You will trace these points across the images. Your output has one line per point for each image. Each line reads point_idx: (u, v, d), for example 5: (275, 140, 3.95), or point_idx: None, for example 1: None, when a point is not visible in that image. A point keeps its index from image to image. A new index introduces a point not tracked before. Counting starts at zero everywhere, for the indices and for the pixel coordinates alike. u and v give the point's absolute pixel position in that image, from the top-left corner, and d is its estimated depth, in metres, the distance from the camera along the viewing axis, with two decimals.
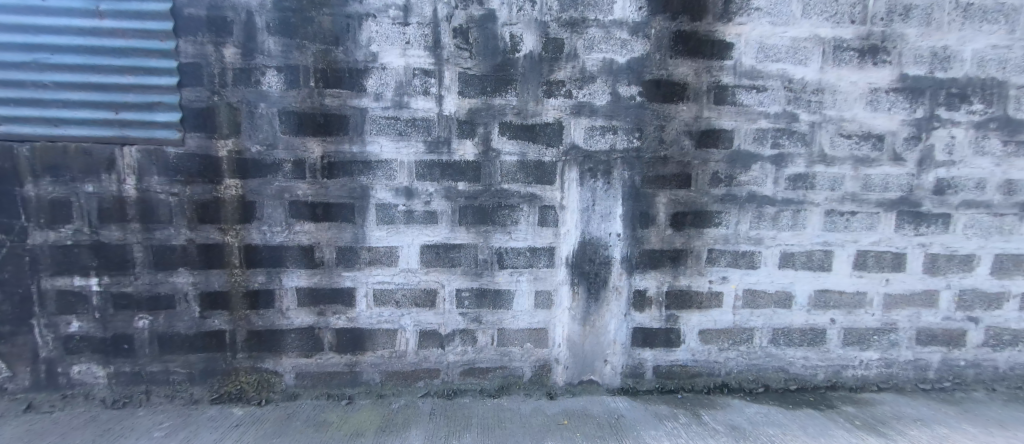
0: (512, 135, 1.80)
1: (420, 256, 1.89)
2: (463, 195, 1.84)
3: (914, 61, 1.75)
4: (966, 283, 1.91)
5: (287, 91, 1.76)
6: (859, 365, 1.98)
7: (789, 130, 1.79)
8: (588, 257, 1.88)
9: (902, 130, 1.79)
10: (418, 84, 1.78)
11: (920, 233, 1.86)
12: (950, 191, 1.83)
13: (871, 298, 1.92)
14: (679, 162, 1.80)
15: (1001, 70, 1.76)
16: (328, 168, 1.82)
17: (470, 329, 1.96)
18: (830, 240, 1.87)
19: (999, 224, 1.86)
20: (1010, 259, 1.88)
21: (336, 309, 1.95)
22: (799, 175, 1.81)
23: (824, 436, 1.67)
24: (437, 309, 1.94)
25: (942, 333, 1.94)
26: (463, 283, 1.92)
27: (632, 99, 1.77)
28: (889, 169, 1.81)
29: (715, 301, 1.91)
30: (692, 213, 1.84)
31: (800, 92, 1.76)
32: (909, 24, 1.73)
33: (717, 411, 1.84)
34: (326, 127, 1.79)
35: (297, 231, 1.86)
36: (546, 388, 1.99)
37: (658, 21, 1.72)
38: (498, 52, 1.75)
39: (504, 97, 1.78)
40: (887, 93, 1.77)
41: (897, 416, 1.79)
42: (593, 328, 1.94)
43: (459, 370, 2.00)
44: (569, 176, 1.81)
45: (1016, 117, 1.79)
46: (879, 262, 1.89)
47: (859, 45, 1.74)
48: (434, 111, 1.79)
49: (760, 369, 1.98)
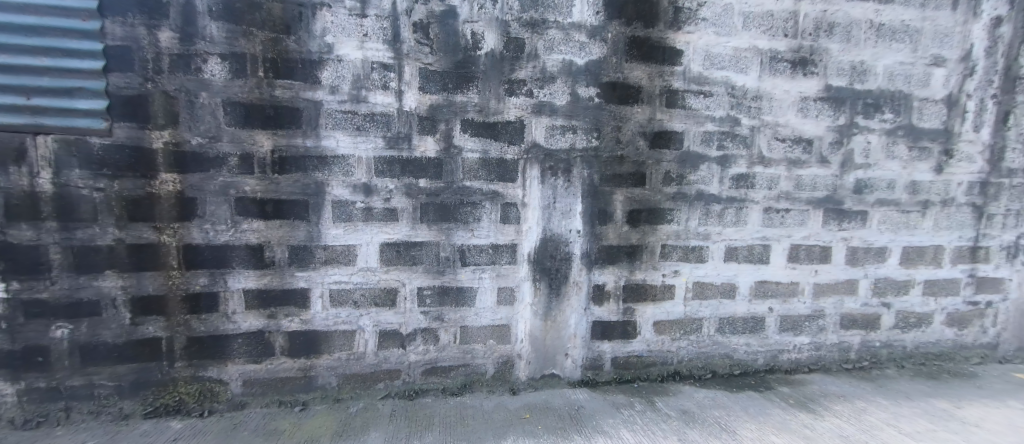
0: (474, 132, 1.80)
1: (379, 255, 1.85)
2: (424, 192, 1.82)
3: (836, 73, 1.95)
4: (880, 272, 2.14)
5: (232, 80, 1.66)
6: (793, 349, 2.16)
7: (732, 133, 1.92)
8: (549, 253, 1.92)
9: (827, 135, 1.98)
10: (377, 78, 1.73)
11: (843, 228, 2.07)
12: (867, 191, 2.05)
13: (803, 287, 2.11)
14: (634, 161, 1.89)
15: (907, 84, 1.99)
16: (279, 162, 1.73)
17: (431, 328, 1.94)
18: (768, 235, 2.04)
19: (906, 219, 2.11)
20: (915, 250, 2.14)
21: (289, 311, 1.85)
22: (741, 175, 1.96)
23: (762, 414, 1.81)
24: (398, 308, 1.90)
25: (861, 318, 2.17)
26: (425, 282, 1.89)
27: (591, 100, 1.83)
28: (817, 170, 2.00)
29: (668, 293, 2.02)
30: (646, 211, 1.93)
31: (741, 98, 1.91)
32: (832, 39, 1.92)
33: (670, 397, 1.94)
34: (276, 119, 1.70)
35: (244, 230, 1.76)
36: (508, 384, 2.01)
37: (614, 25, 1.80)
38: (459, 48, 1.75)
39: (465, 94, 1.78)
40: (815, 101, 1.95)
41: (824, 393, 1.98)
42: (554, 323, 1.99)
43: (421, 370, 1.97)
44: (531, 174, 1.84)
45: (919, 126, 2.03)
46: (809, 254, 2.08)
47: (791, 58, 1.91)
48: (394, 106, 1.75)
49: (708, 356, 2.11)
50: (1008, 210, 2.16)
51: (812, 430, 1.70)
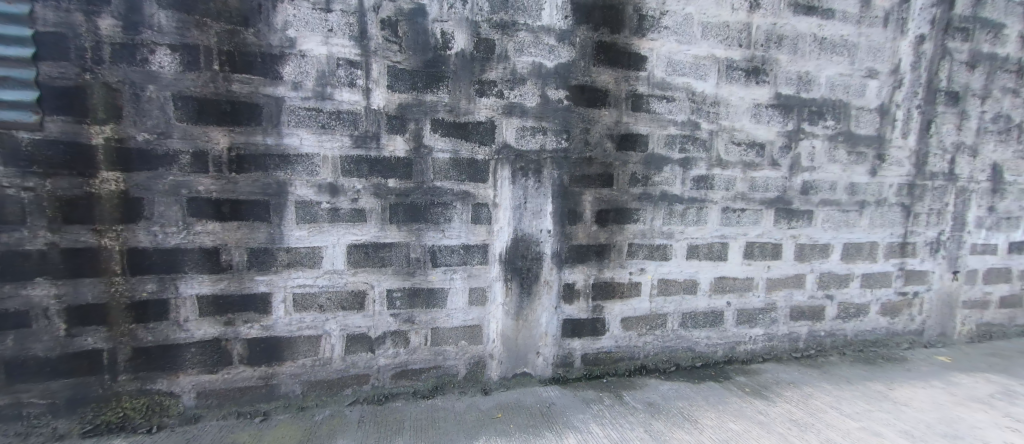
0: (444, 132, 1.79)
1: (346, 256, 1.80)
2: (394, 192, 1.79)
3: (785, 82, 2.09)
4: (824, 267, 2.32)
5: (183, 73, 1.56)
6: (749, 341, 2.30)
7: (693, 137, 2.02)
8: (520, 253, 1.94)
9: (778, 139, 2.12)
10: (343, 75, 1.69)
11: (792, 226, 2.23)
12: (813, 192, 2.22)
13: (757, 282, 2.25)
14: (602, 163, 1.94)
15: (846, 94, 2.17)
16: (237, 161, 1.64)
17: (401, 331, 1.91)
18: (726, 233, 2.15)
19: (846, 218, 2.29)
20: (854, 246, 2.33)
21: (248, 317, 1.77)
22: (701, 177, 2.06)
23: (722, 403, 1.92)
24: (366, 311, 1.86)
25: (808, 310, 2.34)
26: (394, 283, 1.86)
27: (560, 102, 1.87)
28: (768, 172, 2.14)
29: (635, 290, 2.09)
30: (614, 211, 1.99)
31: (701, 103, 2.01)
32: (781, 51, 2.06)
33: (637, 391, 2.01)
34: (233, 116, 1.62)
35: (197, 232, 1.66)
36: (480, 385, 2.01)
37: (582, 30, 1.84)
38: (428, 47, 1.74)
39: (435, 93, 1.77)
40: (766, 108, 2.09)
41: (776, 381, 2.12)
42: (525, 322, 2.01)
43: (390, 373, 1.93)
44: (502, 174, 1.86)
45: (857, 132, 2.22)
46: (763, 251, 2.22)
47: (745, 66, 2.03)
48: (361, 104, 1.71)
49: (672, 350, 2.21)
50: (930, 209, 2.40)
51: (766, 416, 1.82)
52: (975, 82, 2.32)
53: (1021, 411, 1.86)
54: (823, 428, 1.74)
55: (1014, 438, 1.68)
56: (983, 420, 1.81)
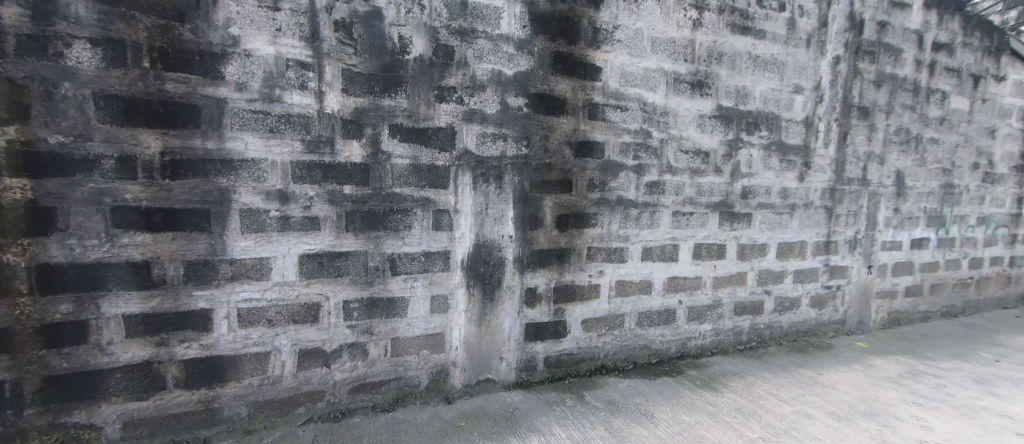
0: (403, 137, 1.76)
1: (299, 267, 1.70)
2: (350, 199, 1.73)
3: (725, 95, 2.26)
4: (763, 265, 2.52)
5: (106, 70, 1.42)
6: (699, 336, 2.44)
7: (645, 145, 2.13)
8: (482, 259, 1.94)
9: (720, 148, 2.29)
10: (293, 77, 1.61)
11: (734, 228, 2.40)
12: (751, 196, 2.41)
13: (705, 281, 2.40)
14: (561, 169, 1.99)
15: (777, 107, 2.39)
16: (171, 166, 1.51)
17: (359, 343, 1.84)
18: (677, 235, 2.28)
19: (780, 220, 2.51)
20: (787, 245, 2.56)
21: (185, 336, 1.62)
22: (653, 182, 2.18)
23: (676, 397, 2.02)
24: (321, 323, 1.77)
25: (749, 305, 2.53)
26: (352, 294, 1.79)
27: (520, 109, 1.90)
28: (713, 178, 2.30)
29: (594, 292, 2.16)
30: (573, 216, 2.04)
31: (652, 113, 2.12)
32: (721, 66, 2.23)
33: (597, 390, 2.06)
34: (167, 117, 1.49)
35: (124, 244, 1.50)
36: (443, 394, 1.98)
37: (540, 40, 1.89)
38: (385, 51, 1.71)
39: (393, 98, 1.74)
40: (710, 118, 2.25)
41: (724, 373, 2.27)
42: (488, 328, 2.00)
43: (348, 388, 1.85)
44: (463, 180, 1.86)
45: (787, 142, 2.44)
46: (710, 252, 2.37)
47: (690, 79, 2.18)
48: (313, 108, 1.65)
49: (630, 348, 2.29)
50: (848, 210, 2.68)
51: (714, 406, 1.94)
52: (881, 99, 2.64)
53: (923, 387, 2.12)
54: (764, 414, 1.89)
55: (918, 411, 1.91)
56: (894, 397, 2.04)
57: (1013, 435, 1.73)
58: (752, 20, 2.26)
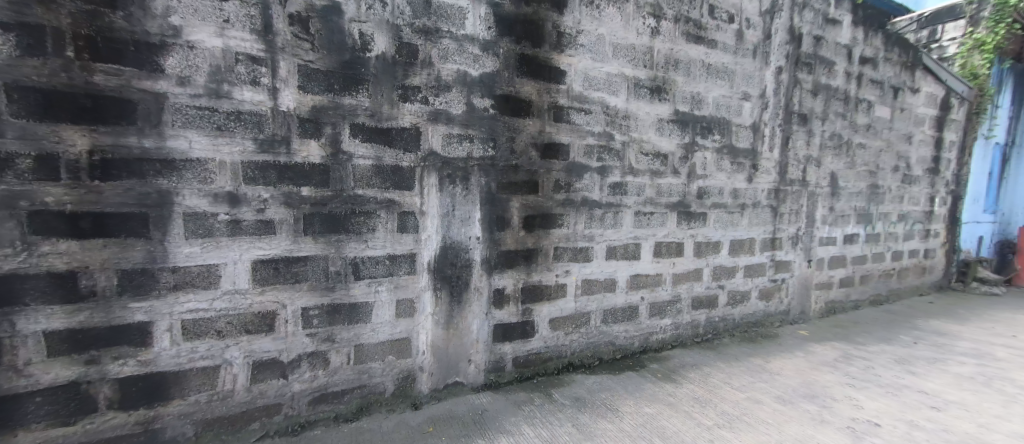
0: (365, 137, 1.71)
1: (252, 274, 1.60)
2: (309, 201, 1.65)
3: (681, 100, 2.38)
4: (717, 261, 2.67)
5: (21, 58, 1.26)
6: (660, 330, 2.55)
7: (608, 147, 2.20)
8: (449, 261, 1.92)
9: (677, 151, 2.41)
10: (243, 72, 1.52)
11: (691, 227, 2.53)
12: (706, 196, 2.55)
13: (665, 277, 2.50)
14: (528, 171, 2.01)
15: (727, 113, 2.54)
16: (102, 166, 1.37)
17: (320, 351, 1.76)
18: (639, 234, 2.37)
19: (731, 218, 2.67)
20: (738, 242, 2.73)
21: (120, 352, 1.46)
22: (616, 183, 2.25)
23: (639, 390, 2.10)
24: (278, 333, 1.68)
25: (705, 299, 2.68)
26: (311, 301, 1.71)
27: (486, 110, 1.90)
28: (671, 179, 2.41)
29: (561, 291, 2.19)
30: (539, 217, 2.07)
31: (614, 117, 2.19)
32: (678, 73, 2.34)
33: (565, 388, 2.10)
34: (96, 113, 1.35)
35: (44, 253, 1.34)
36: (409, 400, 1.94)
37: (504, 42, 1.90)
38: (345, 48, 1.65)
39: (354, 96, 1.68)
40: (668, 122, 2.35)
41: (683, 365, 2.38)
42: (456, 331, 1.98)
43: (308, 399, 1.76)
44: (428, 182, 1.83)
45: (736, 145, 2.60)
46: (669, 250, 2.48)
47: (649, 84, 2.27)
48: (267, 105, 1.56)
49: (596, 345, 2.36)
50: (790, 209, 2.91)
51: (675, 397, 2.03)
52: (817, 106, 2.88)
53: (855, 370, 2.34)
54: (719, 401, 2.00)
55: (852, 392, 2.10)
56: (831, 379, 2.23)
57: (929, 409, 1.95)
58: (704, 31, 2.39)
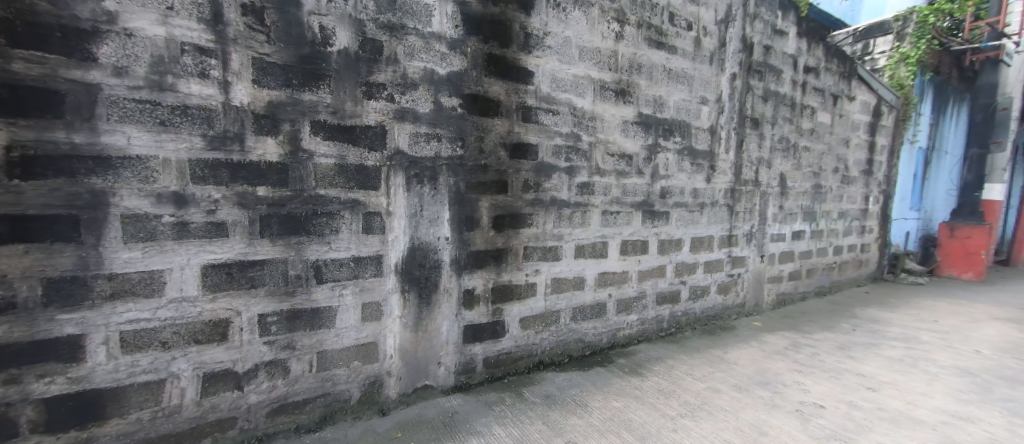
0: (327, 135, 1.65)
1: (202, 280, 1.50)
2: (266, 202, 1.56)
3: (645, 103, 2.46)
4: (679, 258, 2.79)
5: None
6: (627, 326, 2.63)
7: (575, 148, 2.24)
8: (417, 262, 1.88)
9: (641, 152, 2.49)
10: (190, 63, 1.41)
11: (654, 225, 2.63)
12: (668, 196, 2.65)
13: (631, 275, 2.58)
14: (497, 170, 2.01)
15: (687, 116, 2.66)
16: (22, 164, 1.23)
17: (279, 360, 1.67)
18: (606, 233, 2.43)
19: (691, 217, 2.79)
20: (697, 240, 2.86)
21: (47, 370, 1.31)
22: (584, 183, 2.29)
23: (607, 385, 2.15)
24: (232, 342, 1.57)
25: (668, 295, 2.78)
26: (269, 307, 1.62)
27: (454, 109, 1.88)
28: (635, 179, 2.49)
29: (530, 290, 2.21)
30: (508, 216, 2.07)
31: (581, 118, 2.24)
32: (641, 77, 2.42)
33: (535, 386, 2.12)
34: (14, 104, 1.21)
35: None
36: (376, 406, 1.88)
37: (472, 41, 1.89)
38: (304, 41, 1.58)
39: (314, 92, 1.61)
40: (632, 124, 2.43)
41: (648, 359, 2.47)
42: (425, 333, 1.95)
43: (266, 411, 1.67)
44: (395, 182, 1.79)
45: (695, 147, 2.73)
46: (634, 248, 2.56)
47: (614, 87, 2.33)
48: (217, 100, 1.46)
49: (566, 343, 2.39)
50: (744, 208, 3.08)
51: (641, 390, 2.10)
52: (767, 112, 3.07)
53: (803, 357, 2.51)
54: (682, 392, 2.09)
55: (800, 377, 2.25)
56: (781, 367, 2.38)
57: (865, 390, 2.13)
58: (665, 37, 2.49)
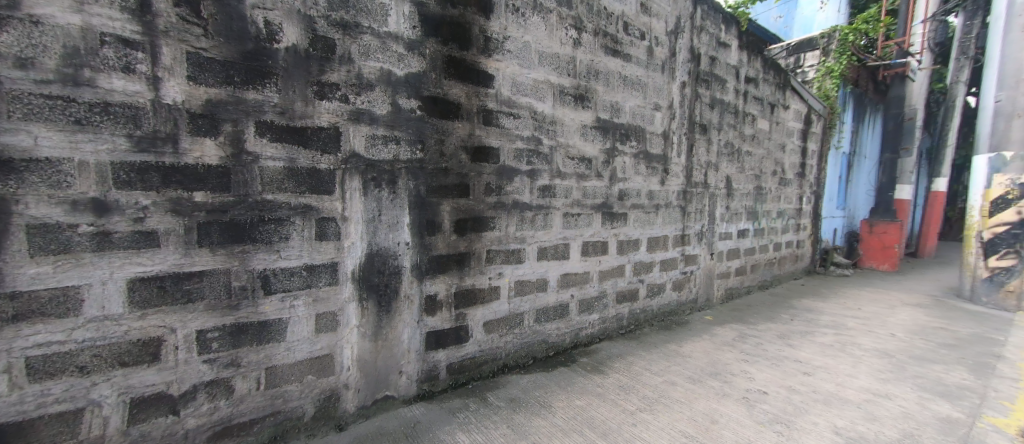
0: (274, 136, 1.55)
1: (129, 296, 1.35)
2: (204, 208, 1.44)
3: (602, 108, 2.54)
4: (637, 257, 2.90)
5: None
6: (589, 325, 2.69)
7: (537, 151, 2.26)
8: (376, 269, 1.81)
9: (599, 155, 2.56)
10: (112, 56, 1.27)
11: (614, 226, 2.71)
12: (625, 198, 2.75)
13: (592, 275, 2.64)
14: (458, 173, 1.99)
15: (642, 121, 2.77)
16: None
17: (221, 379, 1.53)
18: (568, 235, 2.47)
19: (648, 218, 2.92)
20: (654, 239, 2.98)
21: None
22: (546, 186, 2.32)
23: (570, 384, 2.18)
24: (166, 363, 1.43)
25: (628, 293, 2.88)
26: (210, 322, 1.49)
27: (412, 112, 1.84)
28: (595, 182, 2.56)
29: (494, 294, 2.20)
30: (471, 220, 2.05)
31: (541, 122, 2.27)
32: (598, 83, 2.50)
33: (499, 390, 2.11)
34: None
35: None
36: (334, 421, 1.79)
37: (430, 42, 1.86)
38: (247, 37, 1.47)
39: (259, 91, 1.51)
40: (591, 128, 2.49)
41: (610, 356, 2.54)
42: (385, 342, 1.87)
43: (208, 435, 1.53)
44: (350, 186, 1.71)
45: (650, 151, 2.85)
46: (595, 248, 2.63)
47: (573, 92, 2.38)
48: (145, 97, 1.33)
49: (530, 345, 2.40)
50: (695, 208, 3.26)
51: (603, 387, 2.15)
52: (714, 118, 3.28)
53: (749, 346, 2.70)
54: (641, 387, 2.16)
55: (746, 366, 2.41)
56: (731, 357, 2.54)
57: (801, 375, 2.31)
58: (620, 45, 2.58)
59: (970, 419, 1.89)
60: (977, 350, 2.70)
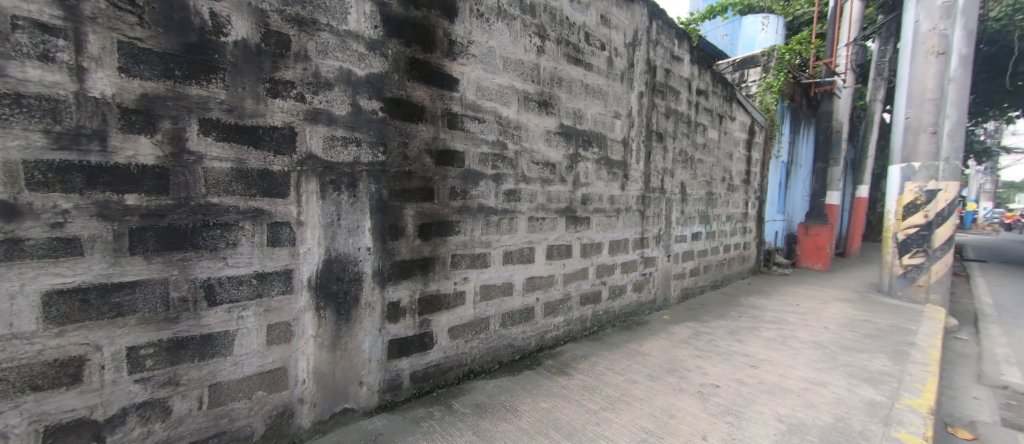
0: (220, 136, 1.44)
1: (44, 310, 1.19)
2: (138, 212, 1.31)
3: (565, 115, 2.60)
4: (599, 260, 2.97)
5: None
6: (554, 328, 2.72)
7: (501, 155, 2.27)
8: (335, 275, 1.73)
9: (563, 160, 2.62)
10: (26, 42, 1.13)
11: (577, 230, 2.77)
12: (588, 202, 2.82)
13: (556, 278, 2.68)
14: (422, 177, 1.95)
15: (603, 128, 2.86)
16: None
17: (155, 400, 1.39)
18: (533, 239, 2.49)
19: (609, 221, 3.01)
20: (615, 243, 3.08)
21: None
22: (511, 191, 2.34)
23: (535, 387, 2.19)
24: (89, 385, 1.27)
25: (591, 295, 2.95)
26: (143, 337, 1.35)
27: (374, 113, 1.78)
28: (558, 186, 2.61)
29: (459, 299, 2.17)
30: (435, 224, 2.02)
31: (506, 127, 2.28)
32: (561, 90, 2.56)
33: (465, 397, 2.08)
34: None
35: None
36: (287, 438, 1.68)
37: (393, 43, 1.82)
38: (191, 28, 1.37)
39: (204, 86, 1.40)
40: (554, 134, 2.54)
41: (574, 357, 2.58)
42: (344, 352, 1.79)
43: None
44: (306, 189, 1.63)
45: (611, 158, 2.95)
46: (559, 252, 2.67)
47: (537, 98, 2.42)
48: (67, 89, 1.19)
49: (496, 349, 2.39)
50: (653, 213, 3.41)
51: (567, 389, 2.18)
52: (669, 127, 3.45)
53: (702, 343, 2.85)
54: (604, 387, 2.21)
55: (700, 362, 2.54)
56: (687, 354, 2.67)
57: (748, 368, 2.47)
58: (582, 54, 2.67)
59: (891, 401, 2.10)
60: (895, 339, 3.02)
